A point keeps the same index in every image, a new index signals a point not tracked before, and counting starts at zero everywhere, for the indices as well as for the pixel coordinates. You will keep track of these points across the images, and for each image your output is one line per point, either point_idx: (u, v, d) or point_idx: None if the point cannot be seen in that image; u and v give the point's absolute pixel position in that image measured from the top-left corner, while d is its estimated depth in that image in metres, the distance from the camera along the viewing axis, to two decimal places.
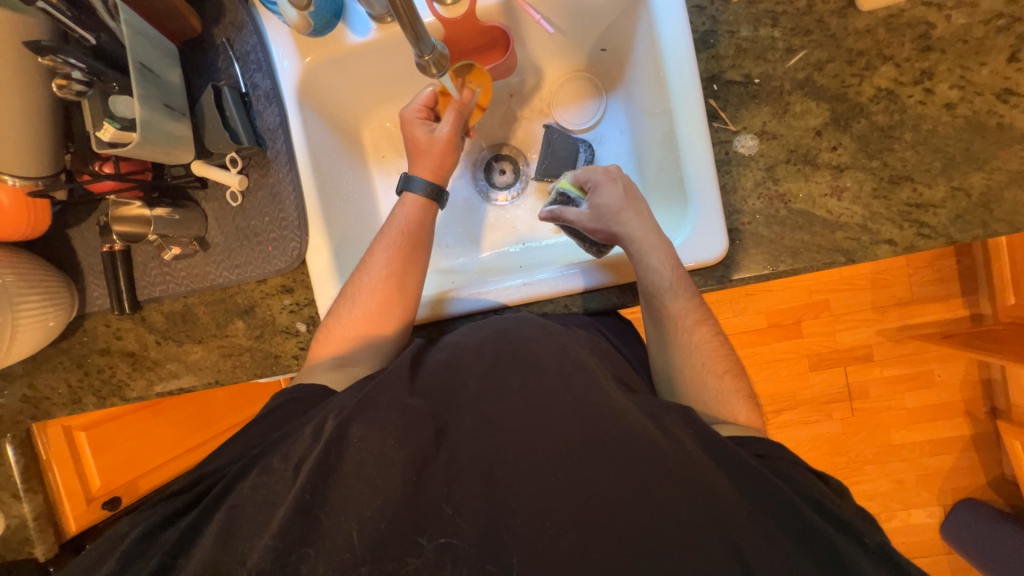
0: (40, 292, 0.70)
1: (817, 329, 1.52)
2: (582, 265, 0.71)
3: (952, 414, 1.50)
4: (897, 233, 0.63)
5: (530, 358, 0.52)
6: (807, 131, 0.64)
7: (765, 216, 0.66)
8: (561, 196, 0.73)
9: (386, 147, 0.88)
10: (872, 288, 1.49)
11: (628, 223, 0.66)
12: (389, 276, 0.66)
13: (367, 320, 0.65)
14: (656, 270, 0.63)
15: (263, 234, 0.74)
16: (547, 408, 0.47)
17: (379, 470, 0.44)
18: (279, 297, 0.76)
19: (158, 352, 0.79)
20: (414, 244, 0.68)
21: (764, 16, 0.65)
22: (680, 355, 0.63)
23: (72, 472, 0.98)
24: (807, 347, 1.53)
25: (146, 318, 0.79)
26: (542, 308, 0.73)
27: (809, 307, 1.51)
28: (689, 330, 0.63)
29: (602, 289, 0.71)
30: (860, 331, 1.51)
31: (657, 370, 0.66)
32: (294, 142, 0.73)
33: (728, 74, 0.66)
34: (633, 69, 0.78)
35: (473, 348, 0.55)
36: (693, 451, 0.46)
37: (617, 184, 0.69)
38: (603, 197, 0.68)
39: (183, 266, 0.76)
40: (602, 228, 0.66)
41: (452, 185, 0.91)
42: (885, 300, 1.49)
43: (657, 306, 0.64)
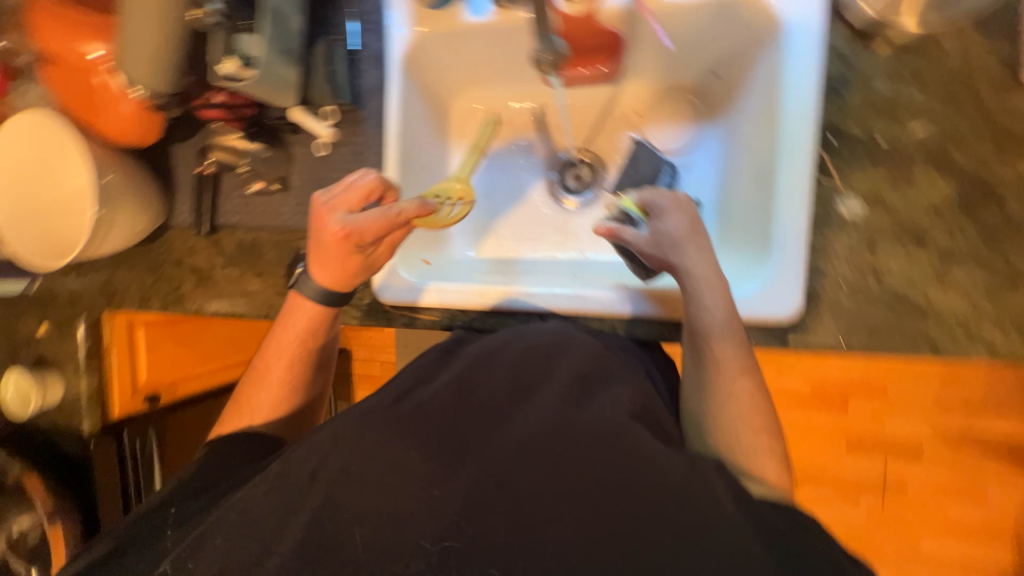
0: (136, 199, 0.76)
1: (865, 411, 1.41)
2: (631, 291, 0.69)
3: (996, 539, 1.37)
4: (1000, 339, 0.57)
5: (568, 377, 0.52)
6: (923, 206, 0.59)
7: (852, 286, 0.61)
8: (622, 215, 0.72)
9: (470, 128, 0.87)
10: (939, 383, 1.37)
11: (688, 257, 0.62)
12: (292, 361, 0.70)
13: (281, 395, 0.70)
14: (709, 310, 0.61)
15: None
16: (575, 432, 0.46)
17: (402, 451, 0.46)
18: None
19: (222, 275, 0.84)
20: (320, 331, 0.71)
21: (906, 74, 0.59)
22: (720, 402, 0.59)
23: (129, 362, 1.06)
24: (847, 426, 1.42)
25: (218, 242, 0.84)
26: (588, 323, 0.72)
27: (860, 385, 1.41)
28: (733, 377, 0.60)
29: (651, 319, 0.69)
30: (912, 425, 1.39)
31: (690, 414, 0.62)
32: (388, 107, 0.74)
33: (848, 127, 0.61)
34: (742, 102, 0.74)
35: (504, 352, 0.57)
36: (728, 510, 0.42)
37: (684, 215, 0.64)
38: (669, 224, 0.64)
39: (262, 202, 0.80)
40: (659, 255, 0.64)
41: (526, 180, 0.90)
42: (949, 399, 1.37)
43: (702, 346, 0.61)
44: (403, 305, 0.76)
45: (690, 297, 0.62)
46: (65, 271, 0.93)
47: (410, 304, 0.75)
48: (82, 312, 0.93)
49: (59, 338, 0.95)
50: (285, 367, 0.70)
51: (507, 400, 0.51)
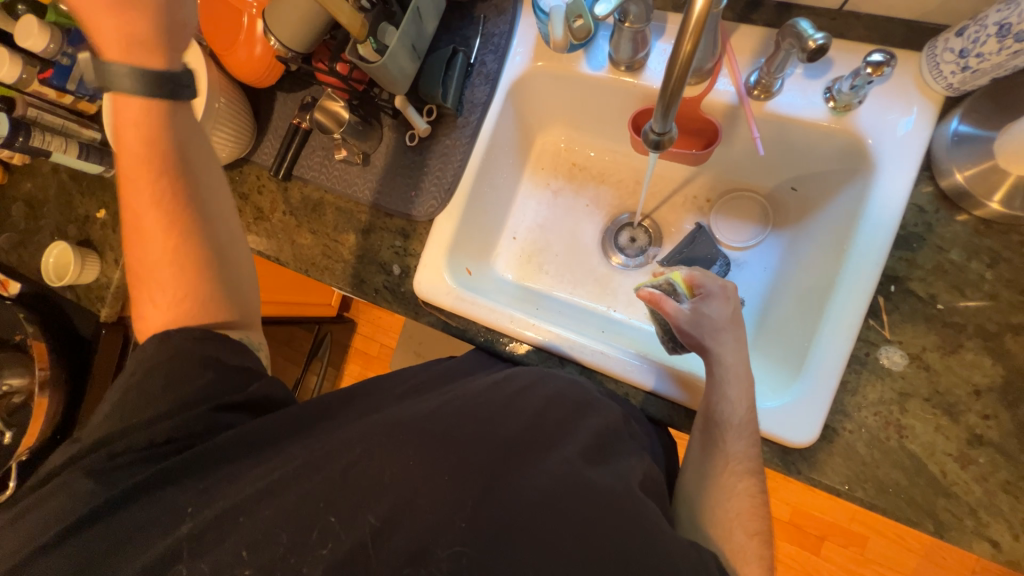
0: (232, 128, 0.81)
1: (838, 560, 1.35)
2: (658, 365, 0.70)
3: None
4: (1008, 540, 0.55)
5: (583, 438, 0.52)
6: (965, 382, 0.58)
7: (871, 435, 0.60)
8: (667, 285, 0.69)
9: (548, 162, 0.95)
10: (922, 558, 1.31)
11: (723, 345, 0.63)
12: (159, 204, 0.56)
13: (179, 287, 0.57)
14: (731, 403, 0.61)
15: (414, 179, 0.81)
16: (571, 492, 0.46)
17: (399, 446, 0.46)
18: (392, 236, 0.82)
19: (279, 220, 0.88)
20: (172, 152, 0.56)
21: (983, 252, 0.60)
22: (721, 496, 0.58)
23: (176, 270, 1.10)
24: (816, 569, 1.36)
25: (287, 190, 0.89)
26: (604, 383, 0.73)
27: (841, 531, 1.35)
28: (739, 475, 0.59)
29: (666, 399, 0.69)
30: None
31: (687, 499, 0.61)
32: (484, 123, 0.79)
33: (912, 283, 0.61)
34: (813, 224, 0.75)
35: (531, 388, 0.58)
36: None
37: (728, 303, 0.66)
38: (712, 308, 0.65)
39: (340, 167, 0.85)
40: (695, 335, 0.64)
41: (583, 226, 0.93)
42: None
43: (715, 436, 0.61)
44: (436, 306, 0.78)
45: (715, 384, 0.63)
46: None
47: (443, 307, 0.77)
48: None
49: (112, 226, 1.00)
50: (164, 258, 0.56)
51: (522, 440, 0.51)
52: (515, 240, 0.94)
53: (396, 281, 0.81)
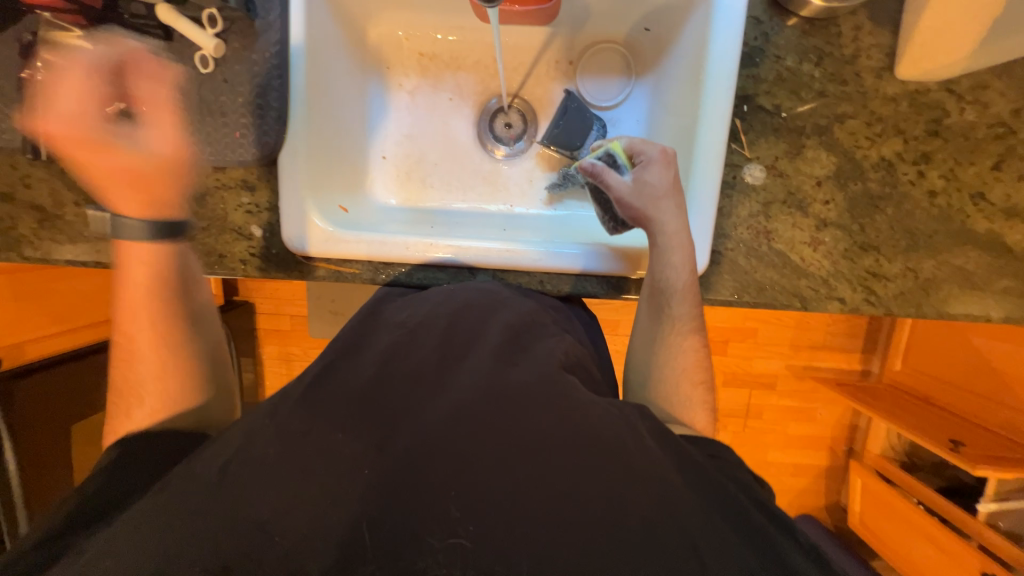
0: None
1: (739, 352, 1.66)
2: (584, 248, 0.70)
3: (818, 447, 1.75)
4: (849, 294, 0.69)
5: (495, 333, 0.55)
6: (809, 178, 0.66)
7: (747, 247, 0.68)
8: (607, 156, 0.69)
9: (393, 58, 0.83)
10: (795, 328, 1.66)
11: (665, 212, 0.64)
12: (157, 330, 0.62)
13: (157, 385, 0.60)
14: (674, 270, 0.64)
15: (232, 116, 0.65)
16: (497, 389, 0.48)
17: None
18: (236, 193, 0.69)
19: (77, 213, 0.69)
20: (158, 282, 0.63)
21: (811, 52, 0.64)
22: (670, 355, 0.66)
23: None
24: (725, 365, 1.68)
25: (67, 172, 0.68)
26: (518, 279, 0.73)
27: (738, 331, 1.65)
28: (684, 333, 0.66)
29: (590, 275, 0.71)
30: (773, 362, 1.68)
31: (639, 367, 0.68)
32: (291, 20, 0.64)
33: (760, 98, 0.65)
34: (669, 61, 0.75)
35: (441, 308, 0.59)
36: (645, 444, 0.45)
37: (668, 168, 0.65)
38: (652, 176, 0.65)
39: None
40: (638, 206, 0.65)
41: (453, 124, 0.85)
42: (801, 341, 1.67)
43: (661, 303, 0.66)
44: (318, 256, 0.69)
45: (657, 255, 0.64)
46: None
47: (325, 255, 0.69)
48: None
49: None
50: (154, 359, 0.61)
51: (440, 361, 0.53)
52: (386, 159, 0.84)
53: (262, 244, 0.70)
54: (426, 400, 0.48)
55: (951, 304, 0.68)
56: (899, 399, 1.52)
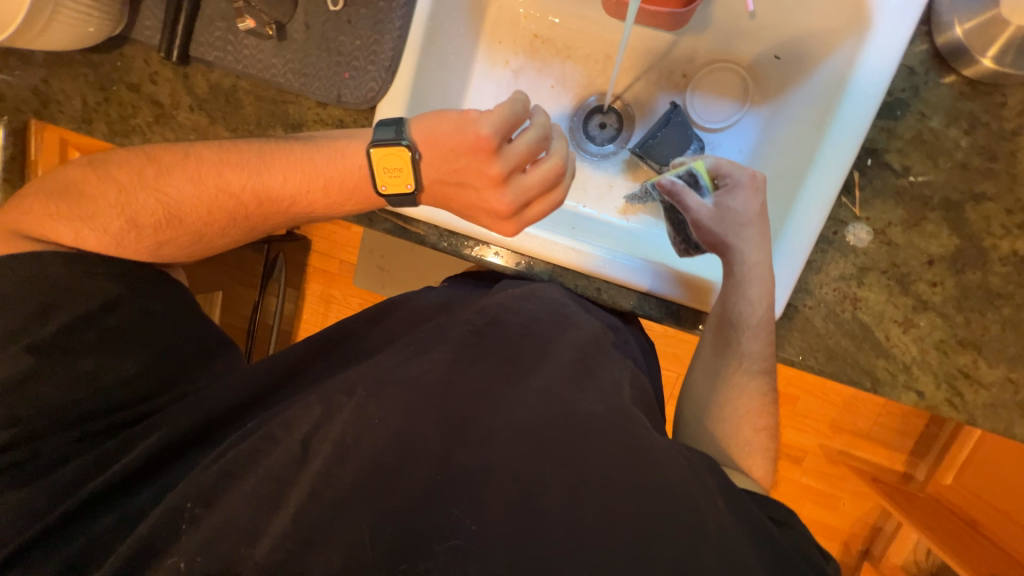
0: None
1: None
2: (657, 267, 0.67)
3: (832, 538, 1.62)
4: (930, 388, 0.62)
5: (566, 355, 0.54)
6: (921, 254, 0.60)
7: (828, 310, 0.63)
8: (689, 176, 0.66)
9: (507, 34, 0.82)
10: (841, 408, 1.54)
11: (747, 241, 0.61)
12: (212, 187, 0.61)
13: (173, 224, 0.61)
14: (751, 304, 0.61)
15: (345, 56, 0.67)
16: (559, 416, 0.46)
17: None
18: (330, 130, 0.70)
19: (188, 117, 0.74)
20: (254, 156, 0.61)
21: (962, 118, 0.57)
22: (730, 393, 0.63)
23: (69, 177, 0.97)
24: None
25: (189, 77, 0.73)
26: (576, 281, 0.71)
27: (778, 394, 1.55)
28: (750, 372, 0.62)
29: (660, 297, 0.67)
30: (807, 436, 1.56)
31: (698, 399, 0.66)
32: None
33: (889, 156, 0.59)
34: (794, 96, 0.70)
35: (510, 314, 0.59)
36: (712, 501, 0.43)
37: (756, 195, 0.63)
38: (736, 202, 0.63)
39: (249, 43, 0.69)
40: (717, 232, 0.63)
41: (547, 112, 0.84)
42: (844, 423, 1.55)
43: (730, 337, 0.63)
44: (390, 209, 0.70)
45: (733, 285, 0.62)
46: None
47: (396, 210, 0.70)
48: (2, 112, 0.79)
49: None
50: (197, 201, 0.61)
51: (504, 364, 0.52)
52: None
53: None
54: (480, 399, 0.47)
55: None
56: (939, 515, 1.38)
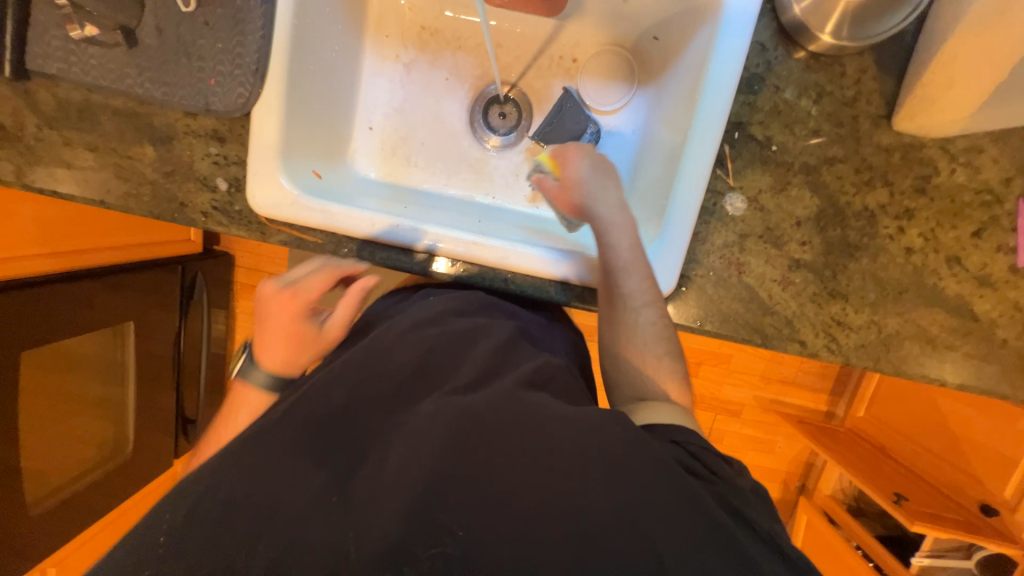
0: None
1: (709, 376, 1.67)
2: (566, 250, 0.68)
3: (772, 479, 1.77)
4: (810, 337, 0.68)
5: (471, 356, 0.55)
6: (790, 216, 0.65)
7: (717, 277, 0.67)
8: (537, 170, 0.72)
9: (392, 27, 0.80)
10: (769, 361, 1.67)
11: (599, 200, 0.65)
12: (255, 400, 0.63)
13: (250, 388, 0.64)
14: (617, 249, 0.64)
15: (207, 61, 0.62)
16: (462, 417, 0.46)
17: None
18: (205, 141, 0.66)
19: (37, 139, 0.67)
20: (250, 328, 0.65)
21: (811, 88, 0.62)
22: (626, 335, 0.65)
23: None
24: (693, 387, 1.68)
25: (31, 94, 0.65)
26: (484, 274, 0.71)
27: (712, 355, 1.65)
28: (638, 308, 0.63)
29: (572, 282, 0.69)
30: (741, 391, 1.69)
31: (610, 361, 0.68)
32: None
33: (753, 127, 0.63)
34: (671, 74, 0.73)
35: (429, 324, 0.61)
36: (631, 450, 0.44)
37: (589, 156, 0.67)
38: (578, 172, 0.67)
39: (96, 52, 0.62)
40: (573, 204, 0.66)
41: (446, 105, 0.84)
42: (772, 374, 1.68)
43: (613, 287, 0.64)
44: (281, 219, 0.67)
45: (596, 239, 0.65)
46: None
47: (287, 220, 0.67)
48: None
49: None
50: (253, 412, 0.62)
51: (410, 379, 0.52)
52: (373, 129, 0.83)
53: (225, 199, 0.67)
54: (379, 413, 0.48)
55: (910, 364, 0.68)
56: (855, 444, 1.54)
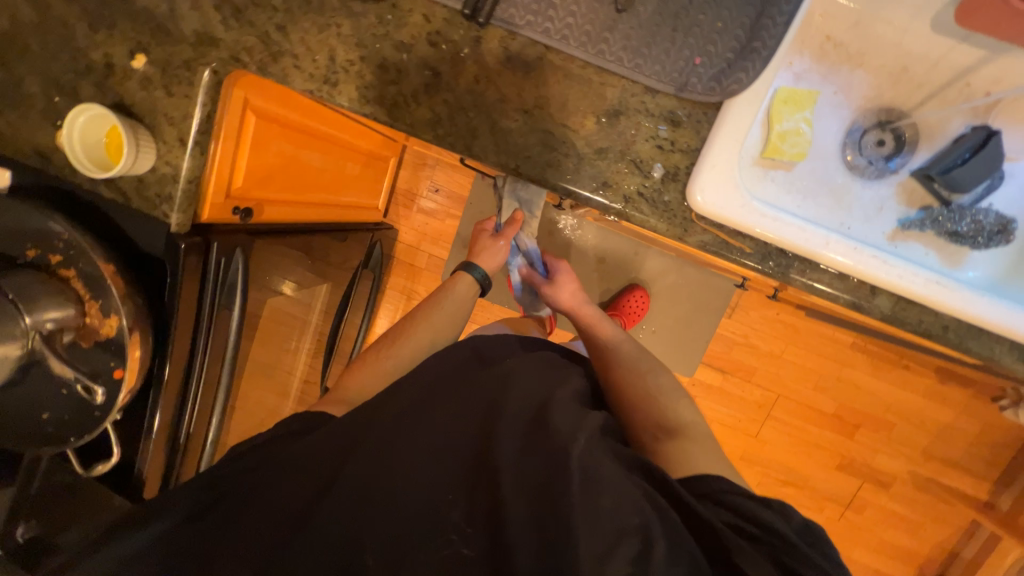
0: None
1: (869, 441, 1.62)
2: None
3: (909, 560, 1.67)
4: None
5: (541, 409, 0.66)
6: None
7: None
8: (884, 132, 0.78)
9: (803, 31, 0.74)
10: (930, 437, 1.60)
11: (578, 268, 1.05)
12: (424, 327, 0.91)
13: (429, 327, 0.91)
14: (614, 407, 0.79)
15: (701, 38, 0.58)
16: (547, 445, 0.61)
17: (533, 454, 0.60)
18: (656, 123, 0.61)
19: (468, 90, 0.62)
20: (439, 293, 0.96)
21: None
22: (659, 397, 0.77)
23: (251, 146, 0.83)
24: (847, 449, 1.64)
25: (481, 43, 0.61)
26: (920, 317, 0.63)
27: (875, 419, 1.61)
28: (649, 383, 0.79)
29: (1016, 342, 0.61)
30: (896, 463, 1.62)
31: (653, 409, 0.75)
32: None
33: None
34: None
35: (523, 369, 0.75)
36: (548, 463, 0.59)
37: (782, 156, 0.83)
38: None
39: (581, 9, 0.58)
40: None
41: (824, 123, 0.78)
42: (932, 451, 1.60)
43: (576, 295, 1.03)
44: (720, 219, 0.61)
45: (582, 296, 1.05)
46: (216, 8, 0.65)
47: (733, 221, 0.61)
48: (210, 59, 0.66)
49: (162, 85, 0.67)
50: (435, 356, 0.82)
51: (523, 420, 0.65)
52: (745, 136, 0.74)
53: (656, 187, 0.62)
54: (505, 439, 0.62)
55: None
56: None
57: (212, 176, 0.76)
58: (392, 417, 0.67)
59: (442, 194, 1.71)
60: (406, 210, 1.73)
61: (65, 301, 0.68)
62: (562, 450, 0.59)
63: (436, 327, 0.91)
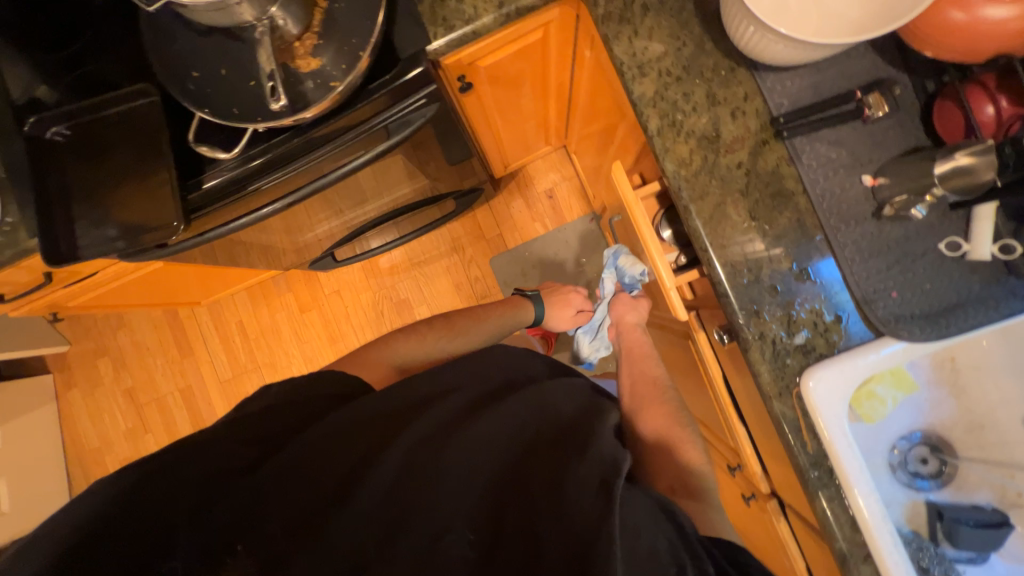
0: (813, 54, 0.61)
1: None
2: None
3: None
4: None
5: (578, 441, 0.65)
6: None
7: None
8: (932, 455, 0.87)
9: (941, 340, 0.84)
10: None
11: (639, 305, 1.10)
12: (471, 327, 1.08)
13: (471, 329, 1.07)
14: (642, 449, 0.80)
15: (908, 282, 0.66)
16: (588, 472, 0.59)
17: (575, 479, 0.58)
18: (827, 306, 0.68)
19: (726, 165, 0.69)
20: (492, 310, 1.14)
21: None
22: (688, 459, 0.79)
23: (518, 49, 0.90)
24: None
25: (764, 145, 0.69)
26: None
27: None
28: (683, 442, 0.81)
29: None
30: None
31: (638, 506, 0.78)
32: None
33: None
34: None
35: (557, 400, 0.75)
36: (588, 492, 0.56)
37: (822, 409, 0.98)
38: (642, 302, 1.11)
39: (848, 190, 0.67)
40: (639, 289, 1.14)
41: (901, 413, 0.86)
42: None
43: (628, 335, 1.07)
44: (812, 410, 0.67)
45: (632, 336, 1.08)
46: None
47: (821, 420, 0.66)
48: None
49: None
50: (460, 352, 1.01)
51: (565, 447, 0.64)
52: None
53: (788, 348, 0.68)
54: (540, 463, 0.61)
55: None
56: None
57: (483, 41, 0.82)
58: (437, 410, 0.70)
59: (552, 203, 1.78)
60: (516, 188, 1.79)
61: (303, 19, 0.71)
62: (601, 484, 0.57)
63: (478, 332, 1.08)
